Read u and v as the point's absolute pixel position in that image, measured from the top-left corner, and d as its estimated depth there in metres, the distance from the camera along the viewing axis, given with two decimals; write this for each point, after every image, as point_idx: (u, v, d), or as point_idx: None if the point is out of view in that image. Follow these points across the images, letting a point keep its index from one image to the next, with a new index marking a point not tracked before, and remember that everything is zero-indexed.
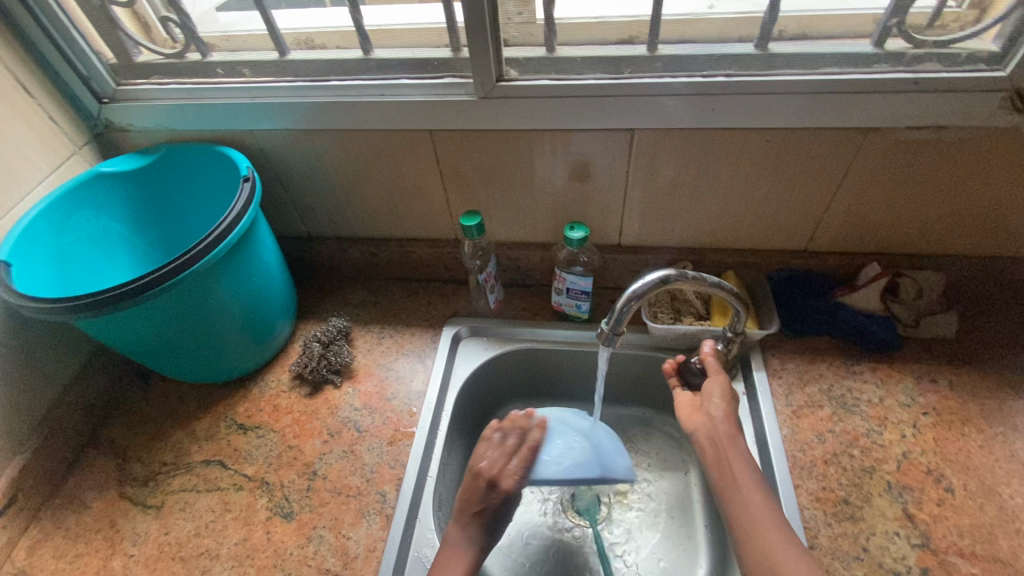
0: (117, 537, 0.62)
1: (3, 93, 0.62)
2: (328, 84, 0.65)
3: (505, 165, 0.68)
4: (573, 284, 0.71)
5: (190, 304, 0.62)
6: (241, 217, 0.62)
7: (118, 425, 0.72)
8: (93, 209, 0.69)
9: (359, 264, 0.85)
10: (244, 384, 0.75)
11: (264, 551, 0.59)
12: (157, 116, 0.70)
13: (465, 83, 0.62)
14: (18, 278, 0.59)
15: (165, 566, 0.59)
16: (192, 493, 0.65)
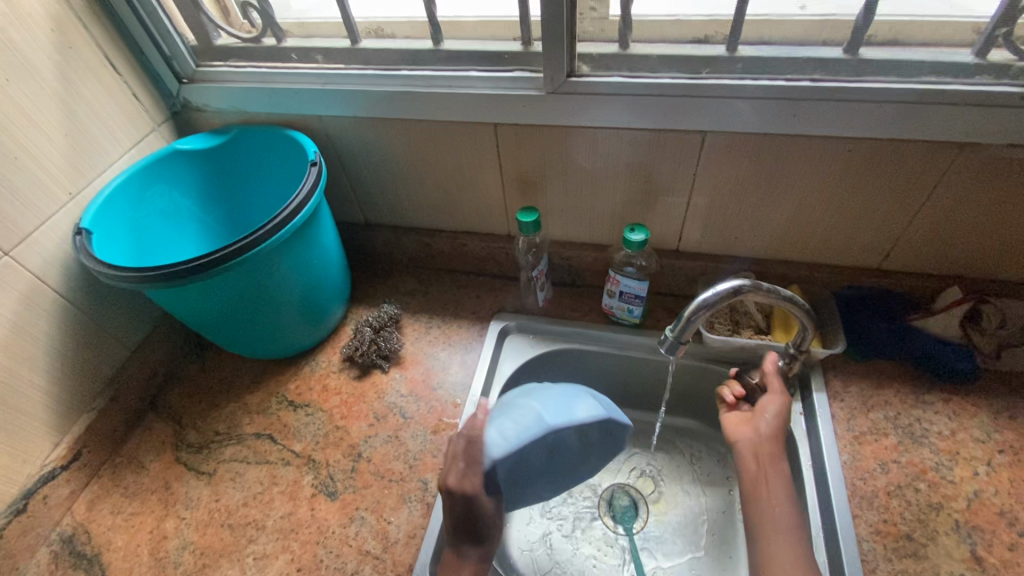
0: (170, 500, 0.65)
1: (94, 69, 0.65)
2: (398, 73, 0.66)
3: (566, 163, 0.67)
4: (627, 287, 0.70)
5: (254, 281, 0.64)
6: (308, 200, 0.63)
7: (177, 392, 0.75)
8: (167, 184, 0.72)
9: (411, 252, 0.85)
10: (295, 363, 0.77)
11: (307, 527, 0.61)
12: (232, 97, 0.73)
13: (534, 78, 0.61)
14: (97, 245, 0.62)
15: (213, 531, 0.62)
16: (243, 464, 0.67)
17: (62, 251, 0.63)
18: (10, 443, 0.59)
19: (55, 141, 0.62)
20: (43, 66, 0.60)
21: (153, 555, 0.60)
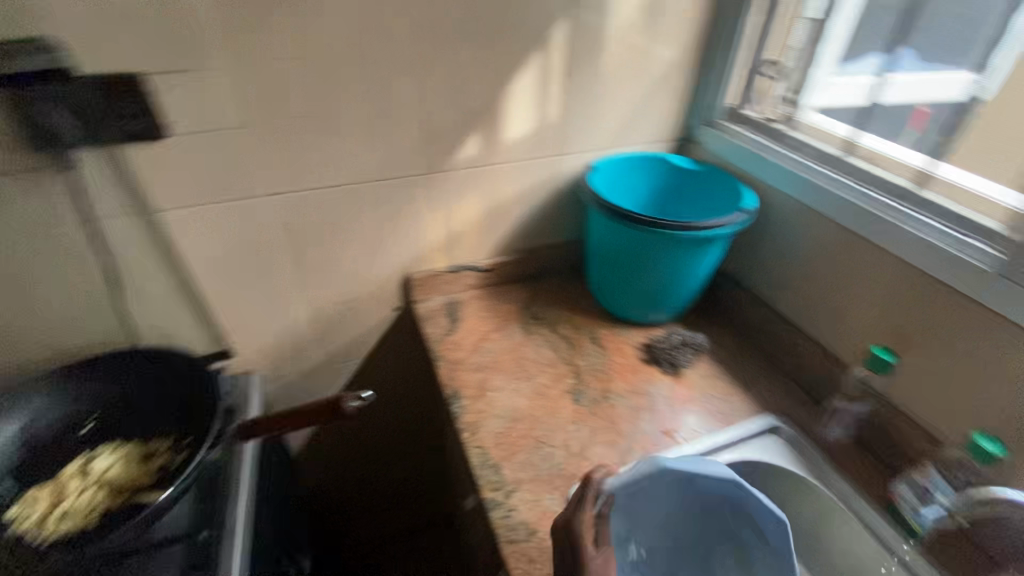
0: (503, 326, 0.97)
1: (671, 90, 0.98)
2: (861, 191, 0.76)
3: (964, 345, 0.66)
4: (935, 486, 0.66)
5: (647, 251, 0.87)
6: (722, 228, 0.82)
7: (545, 284, 1.08)
8: (645, 172, 1.02)
9: (751, 322, 0.96)
10: (616, 322, 1.00)
11: (549, 402, 0.83)
12: (727, 147, 0.97)
13: (992, 257, 0.62)
14: (593, 176, 0.95)
15: (508, 358, 0.90)
16: (546, 342, 0.94)
17: (574, 169, 1.00)
18: (479, 239, 1.01)
19: (621, 114, 0.97)
20: (652, 76, 0.95)
21: (477, 341, 0.94)
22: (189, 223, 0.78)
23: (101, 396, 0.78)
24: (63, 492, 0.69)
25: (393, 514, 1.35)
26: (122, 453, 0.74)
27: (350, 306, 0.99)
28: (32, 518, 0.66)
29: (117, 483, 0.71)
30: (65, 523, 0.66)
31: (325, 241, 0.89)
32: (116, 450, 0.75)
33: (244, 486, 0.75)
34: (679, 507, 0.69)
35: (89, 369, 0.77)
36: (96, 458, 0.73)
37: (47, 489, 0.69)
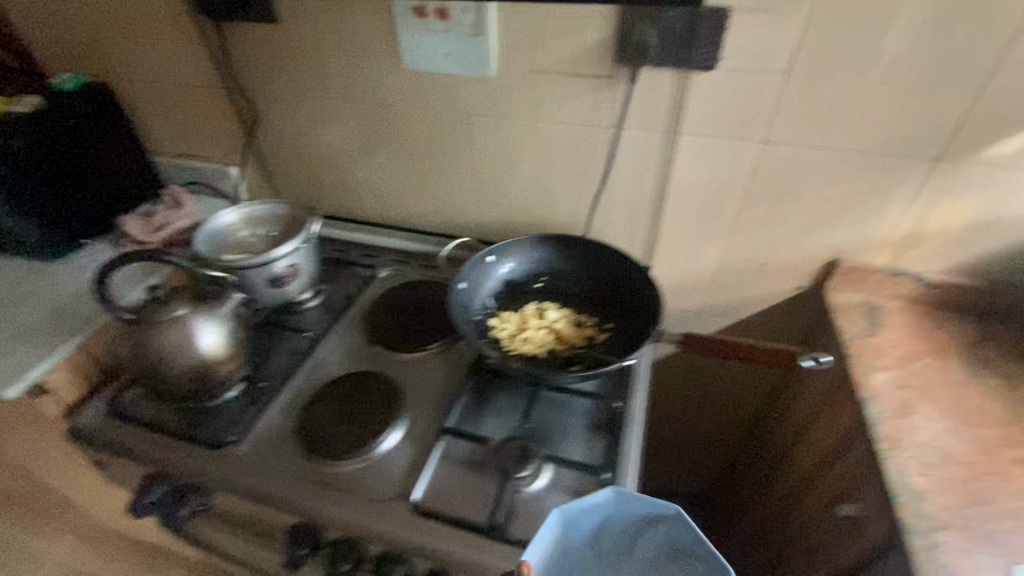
0: (939, 355, 0.85)
1: None
2: None
3: None
4: None
5: None
6: None
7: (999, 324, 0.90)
8: None
9: None
10: None
11: (995, 464, 0.72)
12: None
13: None
14: None
15: (942, 392, 0.80)
16: (997, 394, 0.80)
17: None
18: (942, 250, 0.88)
19: None
20: None
21: (904, 358, 0.85)
22: (690, 152, 0.87)
23: (559, 265, 0.98)
24: (526, 324, 0.91)
25: (692, 459, 1.35)
26: (563, 313, 0.93)
27: (764, 264, 0.99)
28: (509, 333, 0.90)
29: (559, 334, 0.90)
30: (528, 347, 0.88)
31: (778, 198, 0.89)
32: (559, 309, 0.94)
33: (642, 380, 0.86)
34: (594, 549, 0.65)
35: (561, 241, 0.97)
36: (546, 309, 0.94)
37: (517, 315, 0.92)
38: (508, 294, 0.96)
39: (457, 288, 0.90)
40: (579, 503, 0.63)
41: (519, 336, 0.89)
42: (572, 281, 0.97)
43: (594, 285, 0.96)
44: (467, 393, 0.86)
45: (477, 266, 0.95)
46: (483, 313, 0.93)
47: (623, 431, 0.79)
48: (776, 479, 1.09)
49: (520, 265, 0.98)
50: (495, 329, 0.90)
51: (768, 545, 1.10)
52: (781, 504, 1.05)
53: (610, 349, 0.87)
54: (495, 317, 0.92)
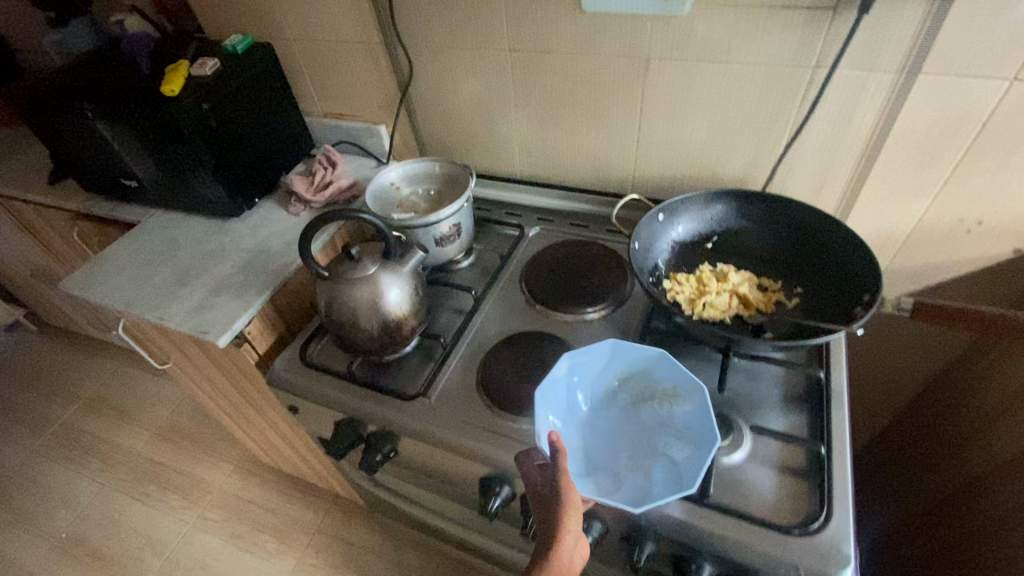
0: None
1: None
2: None
3: None
4: None
5: None
6: None
7: None
8: None
9: None
10: None
11: None
12: None
13: None
14: None
15: None
16: None
17: None
18: None
19: None
20: None
21: None
22: (918, 92, 0.76)
23: (734, 222, 0.90)
24: (706, 286, 0.85)
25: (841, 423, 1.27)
26: (743, 275, 0.86)
27: (978, 224, 0.87)
28: (688, 297, 0.84)
29: (743, 299, 0.84)
30: (711, 311, 0.82)
31: (1019, 147, 0.77)
32: (738, 271, 0.87)
33: (837, 351, 0.79)
34: (616, 408, 0.78)
35: (739, 196, 0.89)
36: (724, 272, 0.87)
37: (693, 278, 0.87)
38: (678, 255, 0.91)
39: (634, 249, 0.85)
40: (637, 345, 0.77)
41: (700, 299, 0.83)
42: (750, 240, 0.90)
43: (776, 245, 0.88)
44: None
45: (650, 224, 0.89)
46: (656, 275, 0.88)
47: (828, 406, 0.73)
48: (943, 464, 0.98)
49: (690, 223, 0.92)
50: (672, 291, 0.85)
51: (927, 535, 1.01)
52: (949, 491, 0.96)
53: (806, 316, 0.80)
54: (669, 280, 0.87)
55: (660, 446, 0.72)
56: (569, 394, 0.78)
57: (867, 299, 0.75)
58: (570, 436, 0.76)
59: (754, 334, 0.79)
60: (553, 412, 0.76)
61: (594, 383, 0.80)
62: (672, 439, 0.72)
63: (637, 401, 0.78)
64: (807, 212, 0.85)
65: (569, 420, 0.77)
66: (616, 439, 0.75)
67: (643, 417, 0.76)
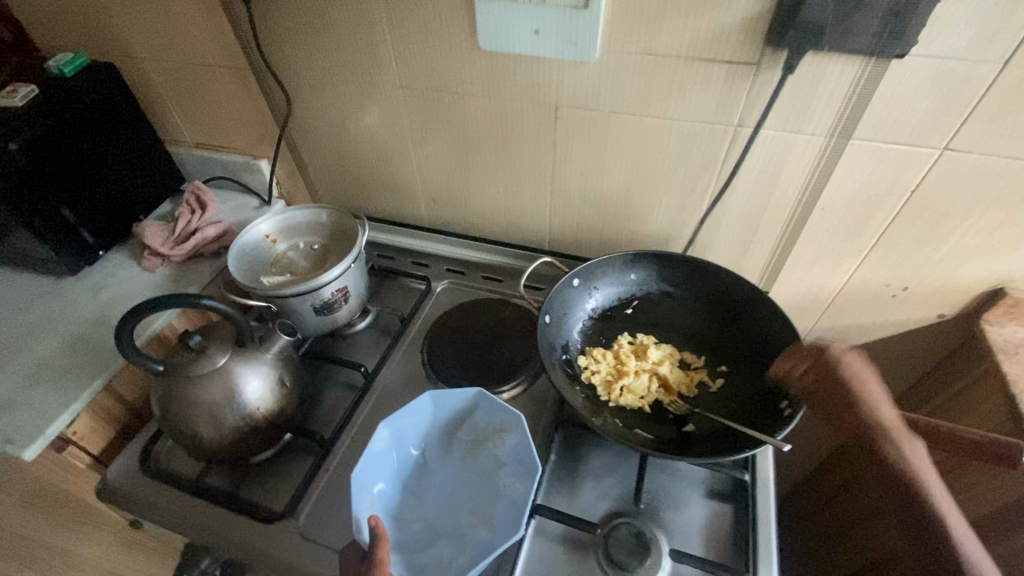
0: None
1: None
2: None
3: None
4: None
5: None
6: None
7: None
8: None
9: None
10: None
11: None
12: None
13: None
14: None
15: None
16: None
17: None
18: None
19: None
20: None
21: None
22: (845, 158, 0.69)
23: (657, 287, 0.81)
24: (624, 365, 0.75)
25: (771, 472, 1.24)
26: (665, 350, 0.77)
27: (903, 289, 0.82)
28: (604, 379, 0.74)
29: (664, 381, 0.74)
30: (628, 398, 0.72)
31: (944, 217, 0.71)
32: (659, 345, 0.78)
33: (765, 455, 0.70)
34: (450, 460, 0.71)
35: (663, 259, 0.80)
36: (646, 345, 0.77)
37: (611, 353, 0.76)
38: (596, 325, 0.81)
39: (543, 324, 0.74)
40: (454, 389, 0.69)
41: (617, 382, 0.73)
42: (674, 306, 0.81)
43: (702, 313, 0.80)
44: (554, 451, 0.73)
45: (562, 292, 0.78)
46: (570, 351, 0.78)
47: (754, 513, 0.65)
48: (881, 527, 0.96)
49: (609, 287, 0.82)
50: (587, 372, 0.75)
51: None
52: (890, 557, 0.94)
53: (729, 403, 0.72)
54: (584, 356, 0.77)
55: (499, 489, 0.67)
56: (398, 456, 0.69)
57: (793, 393, 0.67)
58: (406, 499, 0.68)
59: (673, 428, 0.70)
60: (380, 480, 0.66)
61: (423, 435, 0.71)
62: (510, 480, 0.67)
63: (470, 446, 0.70)
64: (735, 281, 0.77)
65: (403, 484, 0.69)
66: (456, 488, 0.69)
67: (479, 461, 0.70)
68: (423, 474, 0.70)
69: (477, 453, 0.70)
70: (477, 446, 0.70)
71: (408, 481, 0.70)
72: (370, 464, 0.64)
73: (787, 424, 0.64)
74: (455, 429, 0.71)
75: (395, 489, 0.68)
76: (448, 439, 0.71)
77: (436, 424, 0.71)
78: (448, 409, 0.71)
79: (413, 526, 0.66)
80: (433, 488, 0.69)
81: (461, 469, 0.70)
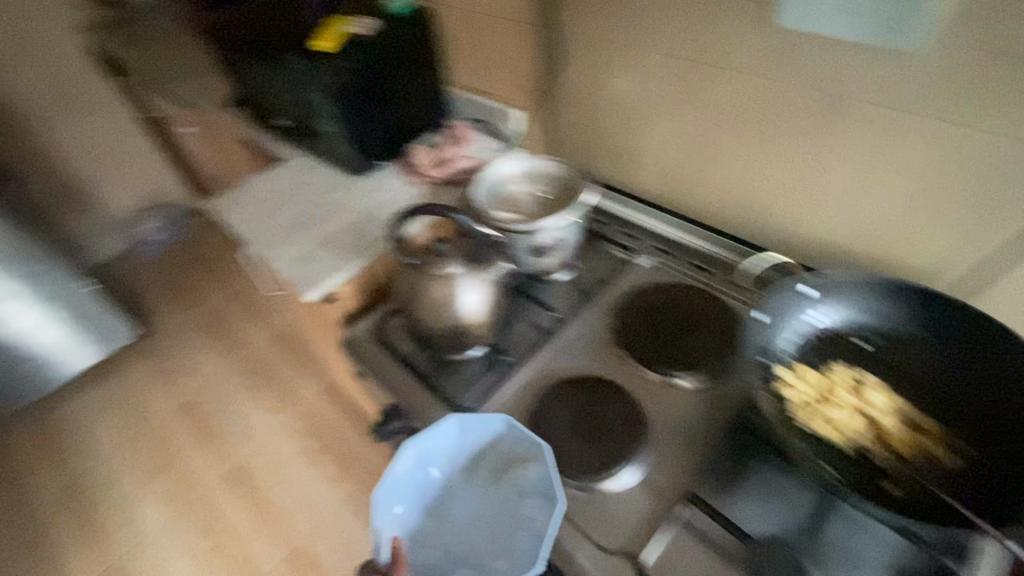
0: None
1: None
2: None
3: None
4: None
5: None
6: None
7: None
8: None
9: None
10: None
11: None
12: None
13: None
14: None
15: None
16: None
17: None
18: None
19: None
20: None
21: None
22: None
23: (902, 326, 0.71)
24: (833, 395, 0.67)
25: None
26: (887, 397, 0.68)
27: None
28: (804, 399, 0.67)
29: (875, 428, 0.65)
30: (826, 428, 0.65)
31: None
32: (883, 389, 0.68)
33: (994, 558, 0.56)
34: (470, 488, 0.78)
35: (921, 296, 0.69)
36: (865, 384, 0.69)
37: (822, 379, 0.69)
38: (812, 341, 0.73)
39: (757, 319, 0.70)
40: (480, 419, 0.74)
41: (818, 408, 0.66)
42: (916, 354, 0.69)
43: (961, 375, 0.66)
44: (729, 457, 0.70)
45: (786, 296, 0.72)
46: (773, 359, 0.71)
47: None
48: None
49: (841, 309, 0.73)
50: (788, 386, 0.68)
51: None
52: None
53: (954, 484, 0.60)
54: (789, 369, 0.70)
55: (517, 515, 0.75)
56: (423, 474, 0.76)
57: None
58: (433, 518, 0.78)
59: (869, 481, 0.61)
60: (402, 500, 0.75)
61: (448, 457, 0.77)
62: (529, 508, 0.74)
63: (493, 473, 0.77)
64: (1022, 355, 0.61)
65: (426, 503, 0.78)
66: (477, 510, 0.78)
67: (500, 488, 0.77)
68: (448, 496, 0.79)
69: (501, 481, 0.77)
70: (502, 473, 0.77)
71: (435, 500, 0.79)
72: (393, 483, 0.72)
73: None
74: (479, 453, 0.78)
75: (419, 506, 0.77)
76: (473, 465, 0.78)
77: (462, 445, 0.76)
78: (475, 433, 0.75)
79: (439, 547, 0.76)
80: (460, 508, 0.78)
81: (483, 492, 0.78)
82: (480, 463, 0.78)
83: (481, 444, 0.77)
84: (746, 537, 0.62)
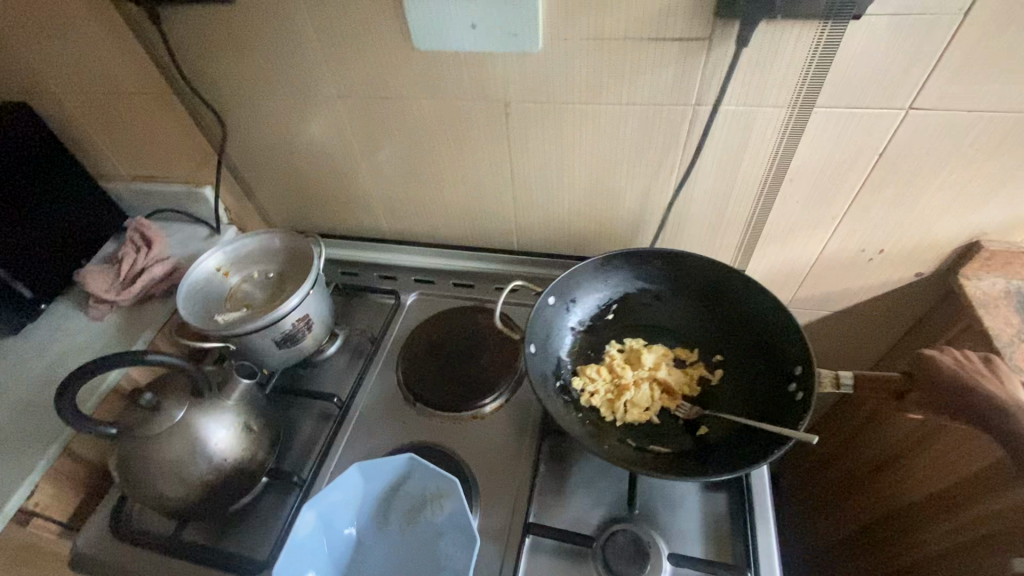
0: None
1: None
2: None
3: None
4: None
5: None
6: None
7: None
8: None
9: None
10: None
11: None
12: None
13: None
14: None
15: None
16: None
17: None
18: None
19: None
20: None
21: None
22: (811, 128, 0.66)
23: (638, 286, 0.79)
24: (621, 378, 0.72)
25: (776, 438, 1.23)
26: (657, 352, 0.75)
27: (880, 251, 0.80)
28: (604, 399, 0.71)
29: (664, 385, 0.73)
30: (634, 413, 0.70)
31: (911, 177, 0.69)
32: (651, 347, 0.76)
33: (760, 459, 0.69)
34: (386, 535, 0.64)
35: (635, 258, 0.76)
36: (639, 352, 0.76)
37: (605, 369, 0.74)
38: (584, 339, 0.78)
39: (529, 355, 0.71)
40: (384, 460, 0.62)
41: (619, 399, 0.71)
42: (659, 306, 0.79)
43: (693, 306, 0.78)
44: (543, 460, 0.71)
45: (541, 314, 0.75)
46: (563, 376, 0.74)
47: (750, 502, 0.64)
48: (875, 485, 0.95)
49: (589, 298, 0.79)
50: (584, 393, 0.72)
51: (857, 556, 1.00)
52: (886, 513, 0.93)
53: (737, 393, 0.71)
54: (578, 377, 0.74)
55: (439, 560, 0.61)
56: (325, 538, 0.62)
57: (799, 374, 0.65)
58: None
59: (689, 437, 0.68)
60: (310, 569, 0.60)
61: (355, 510, 0.64)
62: (451, 548, 0.61)
63: (407, 515, 0.64)
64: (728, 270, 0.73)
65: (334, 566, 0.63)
66: (391, 562, 0.63)
67: (418, 529, 0.64)
68: (357, 552, 0.64)
69: (416, 521, 0.64)
70: (415, 515, 0.64)
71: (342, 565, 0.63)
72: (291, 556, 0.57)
73: (806, 411, 0.61)
74: (387, 496, 0.65)
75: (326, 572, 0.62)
76: (382, 510, 0.65)
77: (364, 494, 0.64)
78: (377, 477, 0.64)
79: None
80: (370, 564, 0.63)
81: (398, 540, 0.64)
82: (388, 507, 0.65)
83: (384, 488, 0.64)
84: (592, 541, 0.62)
